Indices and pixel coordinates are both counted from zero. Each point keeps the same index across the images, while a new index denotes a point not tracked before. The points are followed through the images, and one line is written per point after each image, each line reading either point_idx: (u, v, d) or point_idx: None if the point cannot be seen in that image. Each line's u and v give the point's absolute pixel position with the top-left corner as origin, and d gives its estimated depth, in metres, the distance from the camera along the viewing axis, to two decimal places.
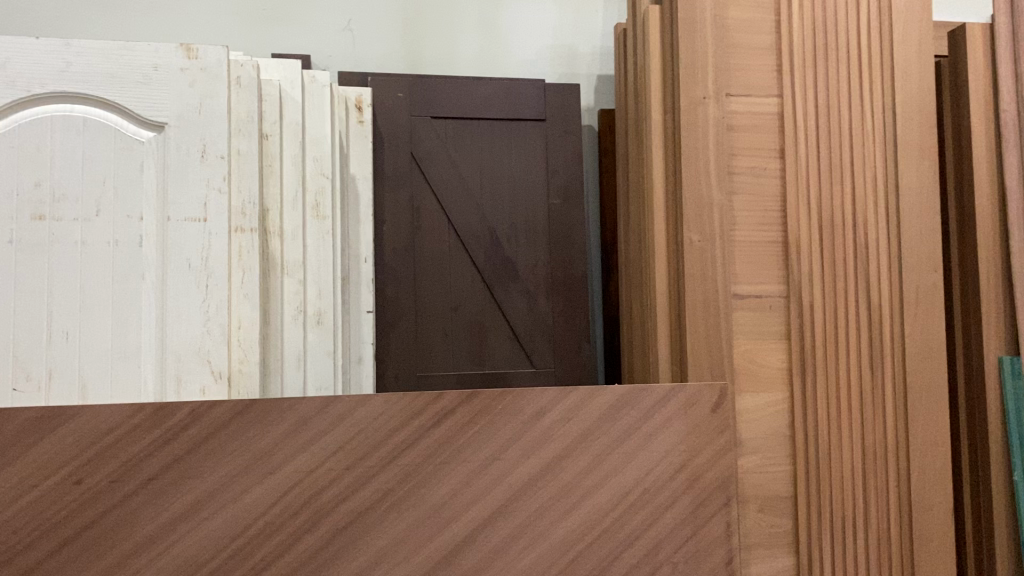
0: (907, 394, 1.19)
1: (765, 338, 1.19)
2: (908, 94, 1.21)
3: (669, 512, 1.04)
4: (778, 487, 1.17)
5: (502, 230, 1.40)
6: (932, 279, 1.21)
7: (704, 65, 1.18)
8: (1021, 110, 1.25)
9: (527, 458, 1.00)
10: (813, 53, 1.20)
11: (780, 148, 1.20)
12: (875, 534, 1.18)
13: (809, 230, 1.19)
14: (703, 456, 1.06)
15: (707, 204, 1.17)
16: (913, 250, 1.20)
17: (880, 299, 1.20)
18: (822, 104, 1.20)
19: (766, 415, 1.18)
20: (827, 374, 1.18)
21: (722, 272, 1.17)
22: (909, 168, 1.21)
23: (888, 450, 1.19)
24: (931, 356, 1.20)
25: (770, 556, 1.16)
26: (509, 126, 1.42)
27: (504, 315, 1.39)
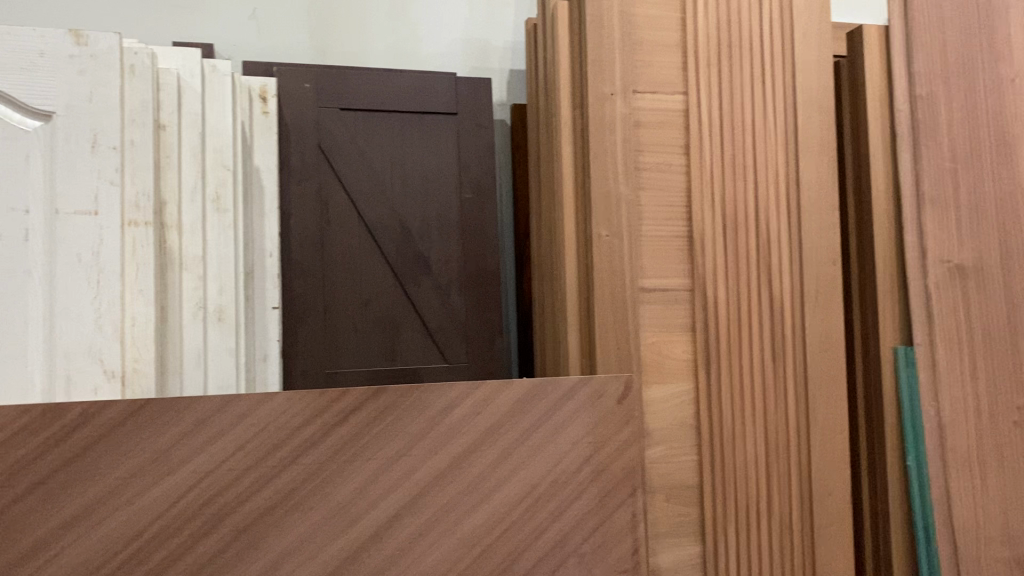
0: (807, 384, 1.23)
1: (672, 331, 1.21)
2: (808, 93, 1.25)
3: (576, 504, 1.05)
4: (684, 476, 1.20)
5: (413, 225, 1.39)
6: (831, 271, 1.25)
7: (611, 62, 1.19)
8: None
9: (434, 454, 1.00)
10: (718, 51, 1.23)
11: (685, 144, 1.23)
12: (777, 520, 1.21)
13: (713, 224, 1.22)
14: (610, 448, 1.07)
15: (614, 199, 1.18)
16: (812, 244, 1.24)
17: (782, 292, 1.23)
18: (727, 100, 1.23)
19: (673, 406, 1.20)
20: (731, 366, 1.22)
21: (629, 267, 1.18)
22: (809, 164, 1.25)
23: (790, 439, 1.23)
24: (828, 347, 1.24)
25: (677, 544, 1.18)
26: (420, 119, 1.41)
27: (415, 309, 1.38)
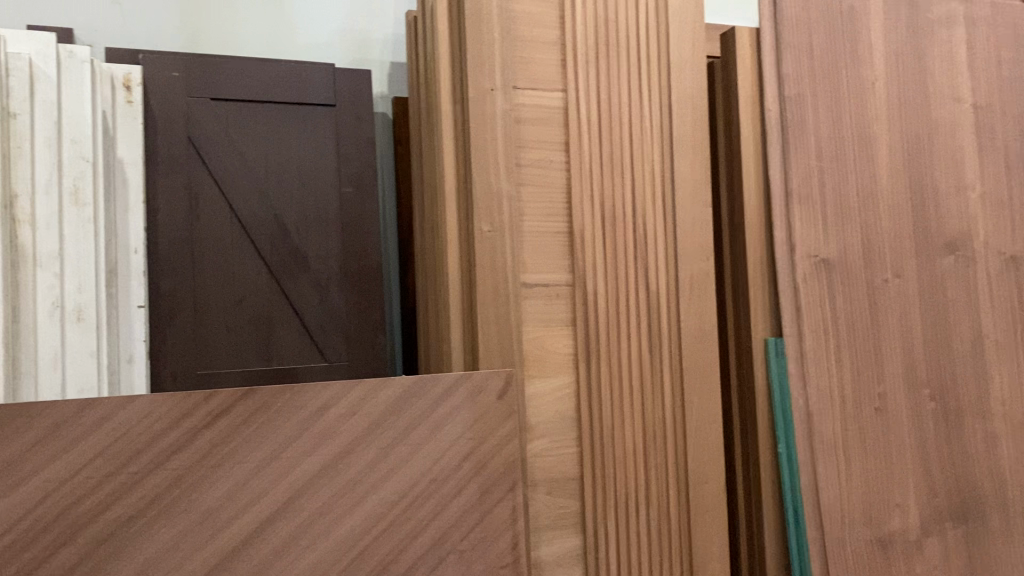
0: (683, 375, 1.27)
1: (553, 325, 1.22)
2: (683, 93, 1.29)
3: (456, 500, 1.06)
4: (566, 467, 1.21)
5: (290, 219, 1.36)
6: (704, 267, 1.29)
7: (490, 57, 1.19)
8: (783, 112, 1.37)
9: (308, 456, 1.00)
10: (597, 50, 1.25)
11: (565, 141, 1.24)
12: (655, 509, 1.24)
13: (592, 221, 1.23)
14: (490, 443, 1.08)
15: (496, 195, 1.18)
16: (687, 240, 1.28)
17: (659, 287, 1.26)
18: (604, 100, 1.25)
19: (553, 400, 1.21)
20: (611, 360, 1.24)
21: (512, 263, 1.19)
22: (684, 162, 1.28)
23: (666, 429, 1.26)
24: (701, 339, 1.28)
25: (557, 536, 1.20)
26: (297, 111, 1.37)
27: (292, 307, 1.35)
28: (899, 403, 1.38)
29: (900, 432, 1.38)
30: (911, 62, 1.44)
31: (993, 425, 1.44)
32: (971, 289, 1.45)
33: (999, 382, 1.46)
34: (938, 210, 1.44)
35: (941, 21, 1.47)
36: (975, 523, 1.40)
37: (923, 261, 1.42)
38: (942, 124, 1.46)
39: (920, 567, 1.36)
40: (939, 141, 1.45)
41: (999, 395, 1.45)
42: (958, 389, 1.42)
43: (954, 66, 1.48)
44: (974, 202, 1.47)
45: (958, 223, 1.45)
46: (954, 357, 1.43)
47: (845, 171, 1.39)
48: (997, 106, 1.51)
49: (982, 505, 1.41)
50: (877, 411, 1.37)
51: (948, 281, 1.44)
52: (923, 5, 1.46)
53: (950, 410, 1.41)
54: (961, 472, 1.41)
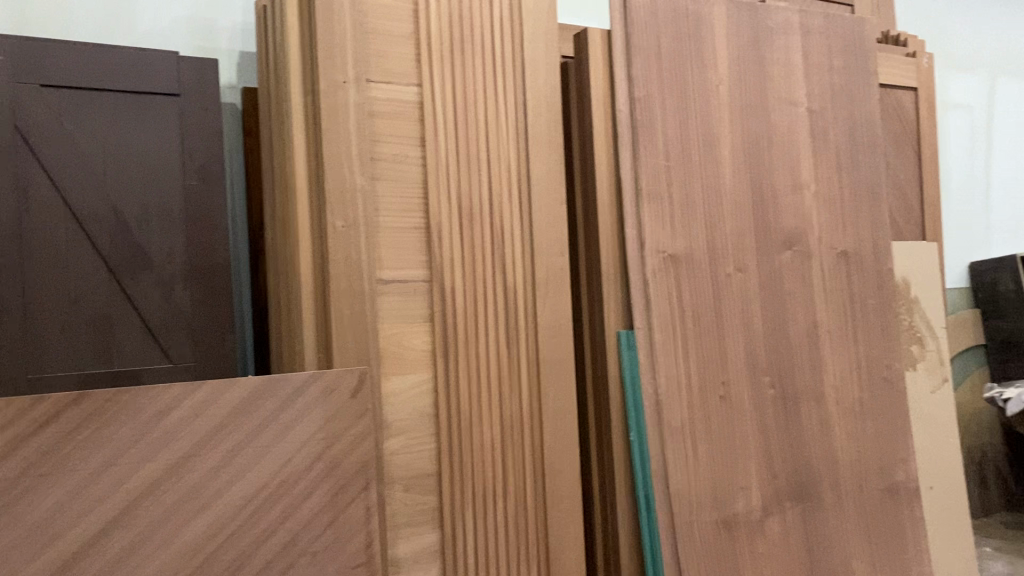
0: (540, 369, 1.29)
1: (410, 321, 1.21)
2: (537, 91, 1.31)
3: (307, 502, 1.05)
4: (423, 464, 1.21)
5: (131, 214, 1.29)
6: (559, 262, 1.32)
7: (342, 48, 1.17)
8: (633, 111, 1.41)
9: (148, 462, 0.97)
10: (451, 46, 1.25)
11: (420, 136, 1.23)
12: (513, 502, 1.26)
13: (448, 217, 1.23)
14: (343, 443, 1.07)
15: (350, 190, 1.16)
16: (543, 236, 1.30)
17: (515, 283, 1.28)
18: (459, 96, 1.25)
19: (410, 396, 1.20)
20: (468, 357, 1.24)
21: (366, 258, 1.17)
22: (539, 160, 1.30)
23: (524, 422, 1.28)
24: (556, 331, 1.31)
25: (415, 533, 1.20)
26: (138, 101, 1.30)
27: (134, 307, 1.28)
28: (742, 391, 1.45)
29: (743, 419, 1.45)
30: (752, 67, 1.52)
31: (826, 409, 1.54)
32: (806, 282, 1.55)
33: (831, 369, 1.56)
34: (777, 208, 1.53)
35: (779, 29, 1.56)
36: (811, 502, 1.50)
37: (763, 256, 1.50)
38: (779, 127, 1.54)
39: (763, 546, 1.43)
40: (777, 142, 1.54)
41: (831, 382, 1.56)
42: (795, 377, 1.51)
43: (791, 72, 1.56)
44: (808, 201, 1.56)
45: (794, 221, 1.54)
46: (793, 347, 1.52)
47: (691, 170, 1.45)
48: (828, 110, 1.61)
49: (816, 484, 1.51)
50: (721, 399, 1.43)
51: (786, 275, 1.52)
52: (762, 13, 1.54)
53: (788, 397, 1.50)
54: (797, 455, 1.50)
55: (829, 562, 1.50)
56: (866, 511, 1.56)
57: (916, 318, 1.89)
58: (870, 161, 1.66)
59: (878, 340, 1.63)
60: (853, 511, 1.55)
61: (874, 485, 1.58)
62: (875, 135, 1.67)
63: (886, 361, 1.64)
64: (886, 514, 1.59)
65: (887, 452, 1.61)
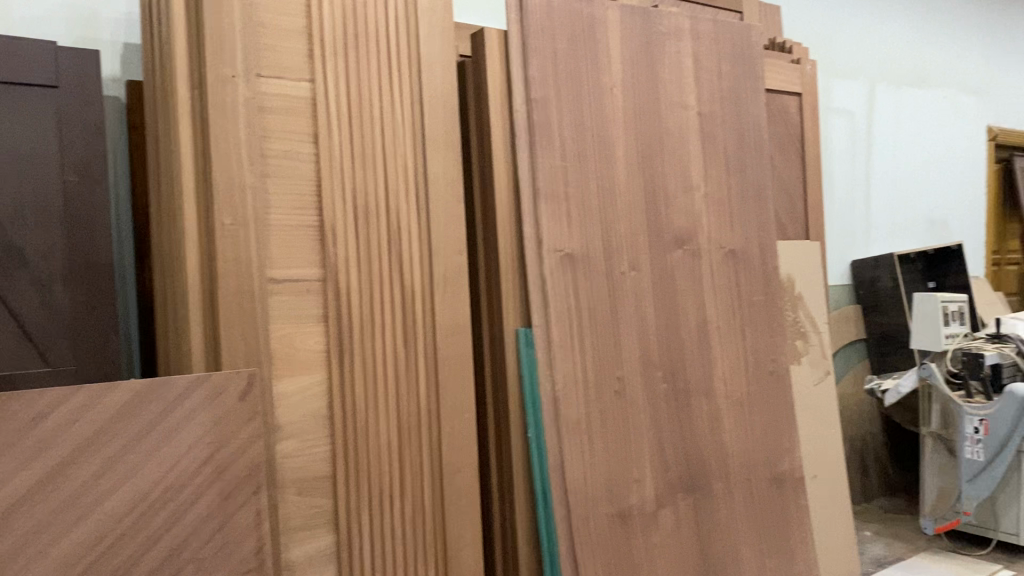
0: (438, 368, 1.29)
1: (303, 321, 1.19)
2: (433, 89, 1.31)
3: (195, 507, 1.03)
4: (318, 467, 1.19)
5: (4, 210, 1.22)
6: (457, 261, 1.32)
7: (230, 41, 1.14)
8: (530, 111, 1.42)
9: (22, 470, 0.92)
10: (344, 42, 1.23)
11: (313, 132, 1.21)
12: (410, 503, 1.25)
13: (342, 215, 1.22)
14: (232, 446, 1.06)
15: (239, 187, 1.14)
16: (440, 234, 1.30)
17: (412, 281, 1.27)
18: (353, 93, 1.23)
19: (303, 398, 1.18)
20: (364, 357, 1.23)
21: (257, 256, 1.15)
22: (435, 158, 1.30)
23: (421, 421, 1.27)
24: (454, 330, 1.31)
25: (310, 537, 1.18)
26: (12, 91, 1.22)
27: (8, 308, 1.22)
28: (636, 387, 1.49)
29: (637, 414, 1.48)
30: (644, 70, 1.55)
31: (716, 403, 1.59)
32: (697, 280, 1.59)
33: (721, 364, 1.61)
34: (669, 208, 1.57)
35: (670, 34, 1.60)
36: (702, 493, 1.54)
37: (656, 255, 1.54)
38: (671, 129, 1.58)
39: (656, 538, 1.47)
40: (669, 144, 1.58)
41: (721, 376, 1.61)
42: (687, 372, 1.56)
43: (682, 76, 1.61)
44: (698, 201, 1.61)
45: (685, 220, 1.59)
46: (685, 342, 1.56)
47: (587, 170, 1.47)
48: (718, 114, 1.66)
49: (707, 476, 1.56)
50: (616, 394, 1.46)
51: (678, 273, 1.57)
52: (654, 18, 1.58)
53: (680, 392, 1.54)
54: (689, 448, 1.54)
55: (720, 551, 1.55)
56: (754, 500, 1.62)
57: (800, 314, 1.97)
58: (757, 163, 1.72)
59: (765, 335, 1.70)
60: (742, 500, 1.60)
61: (761, 475, 1.64)
62: (761, 138, 1.74)
63: (773, 355, 1.71)
64: (772, 503, 1.66)
65: (773, 443, 1.68)
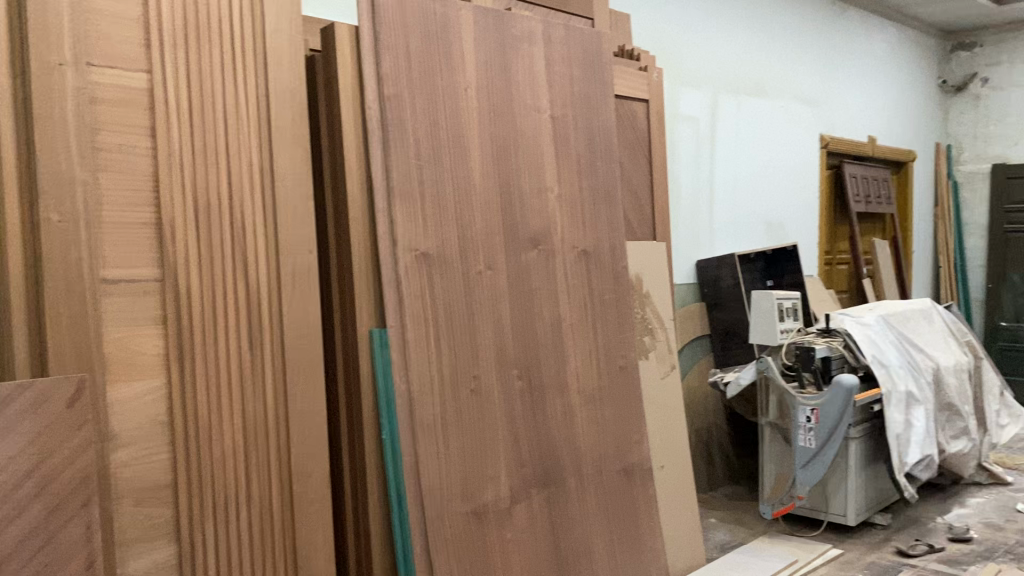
0: (286, 370, 1.26)
1: (140, 324, 1.14)
2: (280, 85, 1.27)
3: (17, 523, 0.96)
4: (157, 476, 1.14)
5: None
6: (306, 260, 1.29)
7: (58, 27, 1.07)
8: (383, 109, 1.40)
9: None
10: (185, 32, 1.18)
11: (151, 126, 1.15)
12: (257, 509, 1.22)
13: (184, 213, 1.17)
14: (59, 457, 1.00)
15: (67, 182, 1.07)
16: (288, 232, 1.27)
17: (258, 281, 1.24)
18: (196, 84, 1.18)
19: (141, 404, 1.13)
20: (207, 360, 1.18)
21: (88, 255, 1.09)
22: (282, 155, 1.27)
23: (269, 426, 1.24)
24: (303, 330, 1.28)
25: (147, 550, 1.13)
26: None
27: None
28: (491, 384, 1.50)
29: (492, 411, 1.49)
30: (497, 71, 1.57)
31: (569, 398, 1.63)
32: (550, 278, 1.62)
33: (574, 360, 1.65)
34: (523, 207, 1.59)
35: (522, 37, 1.62)
36: (555, 487, 1.58)
37: (510, 253, 1.56)
38: (524, 130, 1.61)
39: (511, 533, 1.49)
40: (523, 145, 1.60)
41: (574, 372, 1.65)
42: (541, 369, 1.58)
43: (534, 78, 1.63)
44: (552, 202, 1.64)
45: (539, 220, 1.61)
46: (539, 339, 1.59)
47: (441, 168, 1.47)
48: (570, 117, 1.70)
49: (560, 470, 1.59)
50: (471, 392, 1.47)
51: (533, 273, 1.59)
52: (506, 20, 1.60)
53: (534, 388, 1.57)
54: (543, 443, 1.57)
55: (573, 543, 1.58)
56: (605, 492, 1.67)
57: (648, 311, 2.04)
58: (606, 165, 1.77)
59: (615, 332, 1.75)
60: (593, 493, 1.65)
61: (612, 467, 1.70)
62: (611, 141, 1.79)
63: (623, 351, 1.76)
64: (622, 494, 1.71)
65: (623, 436, 1.73)
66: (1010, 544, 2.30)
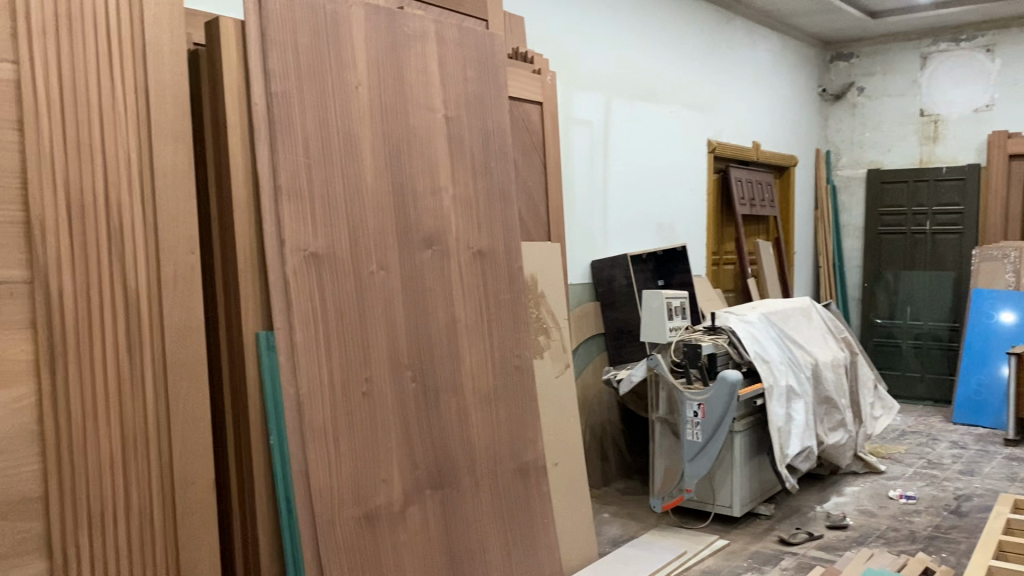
0: (167, 374, 1.22)
1: (7, 328, 1.08)
2: (161, 79, 1.22)
3: None
4: (26, 488, 1.09)
5: None
6: (190, 261, 1.25)
7: None
8: (270, 107, 1.37)
9: None
10: (57, 23, 1.12)
11: (19, 119, 1.09)
12: (136, 520, 1.18)
13: (56, 212, 1.11)
14: None
15: None
16: (169, 232, 1.23)
17: (137, 283, 1.19)
18: (69, 78, 1.13)
19: (7, 413, 1.07)
20: (82, 366, 1.13)
21: None
22: (163, 152, 1.22)
23: (149, 432, 1.20)
24: (186, 333, 1.24)
25: (17, 566, 1.08)
26: None
27: None
28: (383, 387, 1.48)
29: (384, 413, 1.48)
30: (389, 70, 1.56)
31: (464, 399, 1.63)
32: (444, 279, 1.62)
33: (468, 360, 1.65)
34: (416, 208, 1.58)
35: (415, 36, 1.61)
36: (450, 489, 1.57)
37: (403, 254, 1.54)
38: (418, 130, 1.60)
39: (404, 536, 1.48)
40: (416, 145, 1.59)
41: (469, 372, 1.65)
42: (435, 370, 1.58)
43: (427, 79, 1.63)
44: (446, 202, 1.64)
45: (432, 221, 1.61)
46: (433, 340, 1.58)
47: (331, 168, 1.44)
48: (464, 118, 1.70)
49: (454, 471, 1.59)
50: (363, 395, 1.45)
51: (427, 273, 1.58)
52: (398, 19, 1.58)
53: (428, 390, 1.56)
54: (437, 444, 1.56)
55: (467, 543, 1.58)
56: (499, 492, 1.68)
57: (543, 311, 2.06)
58: (500, 166, 1.78)
59: (510, 332, 1.76)
60: (487, 492, 1.65)
61: (506, 466, 1.70)
62: (505, 142, 1.80)
63: (517, 351, 1.77)
64: (517, 493, 1.72)
65: (517, 436, 1.74)
66: (882, 529, 2.43)
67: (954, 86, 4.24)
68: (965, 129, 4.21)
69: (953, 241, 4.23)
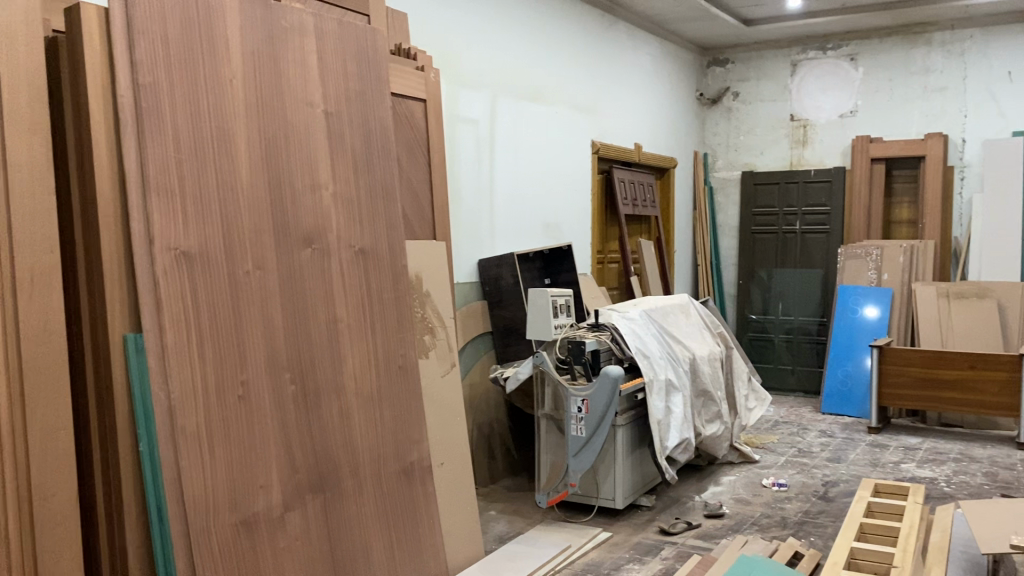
0: (24, 380, 1.15)
1: None
2: (15, 66, 1.15)
3: None
4: None
5: None
6: (48, 259, 1.18)
7: None
8: (138, 98, 1.31)
9: None
10: None
11: None
12: None
13: None
14: None
15: None
16: (25, 230, 1.15)
17: None
18: None
19: None
20: None
21: None
22: (19, 144, 1.15)
23: (2, 441, 1.13)
24: (44, 336, 1.17)
25: None
26: None
27: None
28: (261, 389, 1.44)
29: (263, 416, 1.44)
30: (266, 64, 1.51)
31: (345, 399, 1.60)
32: (325, 278, 1.59)
33: (351, 361, 1.62)
34: (296, 206, 1.54)
35: (292, 29, 1.57)
36: (332, 491, 1.54)
37: (282, 253, 1.51)
38: (296, 126, 1.56)
39: (283, 542, 1.44)
40: (293, 140, 1.55)
41: (351, 372, 1.62)
42: (316, 371, 1.55)
43: (306, 73, 1.59)
44: (326, 200, 1.61)
45: (312, 218, 1.57)
46: (314, 340, 1.55)
47: (205, 163, 1.39)
48: (344, 113, 1.67)
49: (336, 474, 1.56)
50: (239, 399, 1.40)
51: (306, 272, 1.55)
52: (275, 12, 1.54)
53: (309, 391, 1.53)
54: (319, 446, 1.53)
55: (349, 546, 1.56)
56: (383, 493, 1.66)
57: (428, 310, 2.06)
58: (384, 163, 1.76)
59: (393, 332, 1.74)
60: (370, 493, 1.63)
61: (389, 467, 1.68)
62: (388, 139, 1.78)
63: (402, 351, 1.75)
64: (401, 493, 1.71)
65: (402, 436, 1.73)
66: (755, 516, 2.53)
67: (821, 93, 4.46)
68: (831, 133, 4.43)
69: (821, 240, 4.45)
